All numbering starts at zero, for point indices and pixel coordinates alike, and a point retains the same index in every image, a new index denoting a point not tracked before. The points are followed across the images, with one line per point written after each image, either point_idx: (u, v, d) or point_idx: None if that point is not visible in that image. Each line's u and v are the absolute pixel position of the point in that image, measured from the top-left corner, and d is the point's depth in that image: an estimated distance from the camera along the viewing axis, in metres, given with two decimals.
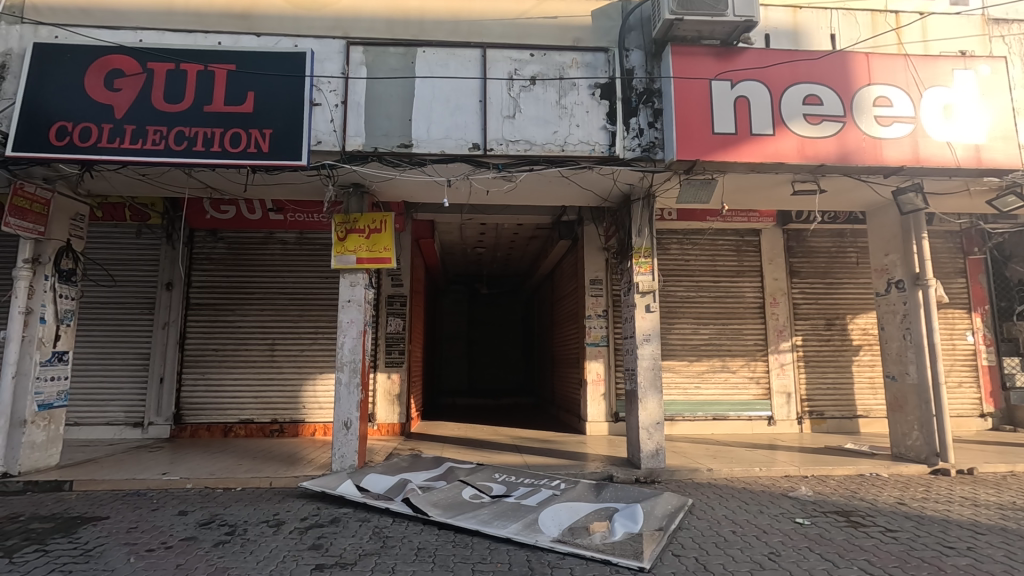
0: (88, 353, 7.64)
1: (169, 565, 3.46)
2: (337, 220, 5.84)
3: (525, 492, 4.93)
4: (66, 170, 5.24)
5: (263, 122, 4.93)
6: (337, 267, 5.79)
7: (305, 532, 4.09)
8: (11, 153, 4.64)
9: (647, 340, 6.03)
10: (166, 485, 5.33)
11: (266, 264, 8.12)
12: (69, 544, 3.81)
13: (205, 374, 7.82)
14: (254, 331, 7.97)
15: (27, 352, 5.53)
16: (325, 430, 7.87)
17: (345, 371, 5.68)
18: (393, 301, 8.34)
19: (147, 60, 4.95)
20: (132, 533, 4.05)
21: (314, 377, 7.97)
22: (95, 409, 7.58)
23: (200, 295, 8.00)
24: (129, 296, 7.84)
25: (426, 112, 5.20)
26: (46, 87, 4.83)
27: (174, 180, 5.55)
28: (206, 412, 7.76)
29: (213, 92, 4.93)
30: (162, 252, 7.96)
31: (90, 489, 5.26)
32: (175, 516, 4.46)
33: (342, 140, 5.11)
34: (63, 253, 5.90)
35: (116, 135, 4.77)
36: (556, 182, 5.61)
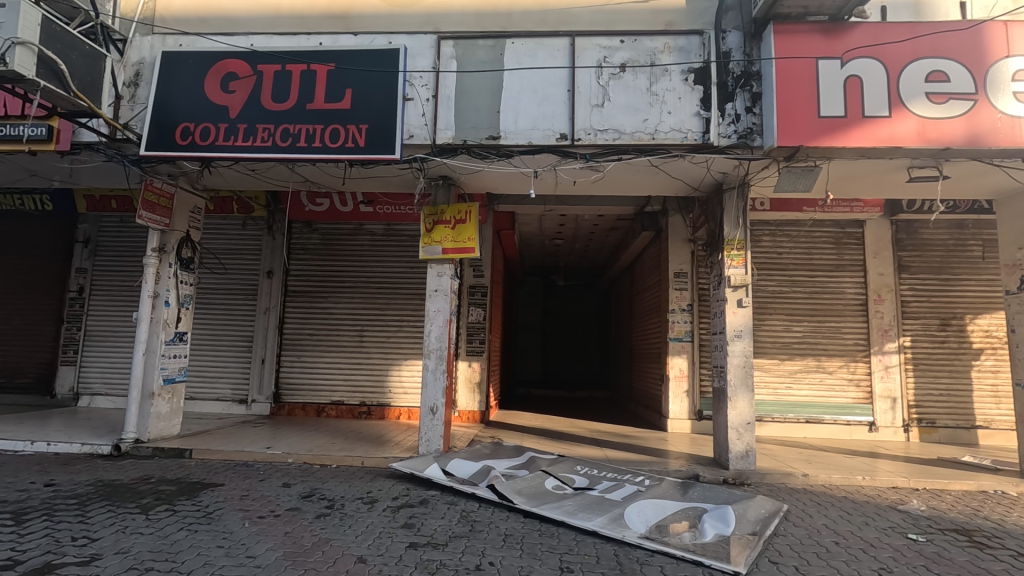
0: (202, 335, 8.40)
1: (278, 532, 3.74)
2: (425, 211, 6.01)
3: (608, 486, 4.89)
4: (189, 167, 5.78)
5: (360, 117, 5.13)
6: (424, 257, 5.99)
7: (397, 511, 4.27)
8: (145, 153, 5.15)
9: (738, 336, 5.76)
10: (270, 458, 5.77)
11: (356, 254, 8.52)
12: (193, 506, 4.22)
13: (301, 357, 8.35)
14: (345, 317, 8.41)
15: (154, 332, 6.13)
16: (409, 414, 8.17)
17: (432, 358, 5.86)
18: (475, 292, 8.50)
19: (257, 62, 5.30)
20: (245, 500, 4.41)
21: (399, 363, 8.29)
22: (207, 385, 8.32)
23: (296, 282, 8.52)
24: (236, 283, 8.52)
25: (514, 103, 5.21)
26: (172, 91, 5.30)
27: (279, 175, 5.94)
28: (302, 392, 8.30)
29: (315, 91, 5.21)
30: (265, 242, 8.57)
31: (206, 458, 5.80)
32: (280, 487, 4.82)
33: (433, 133, 5.25)
34: (184, 244, 6.47)
35: (231, 133, 5.16)
36: (644, 171, 5.46)
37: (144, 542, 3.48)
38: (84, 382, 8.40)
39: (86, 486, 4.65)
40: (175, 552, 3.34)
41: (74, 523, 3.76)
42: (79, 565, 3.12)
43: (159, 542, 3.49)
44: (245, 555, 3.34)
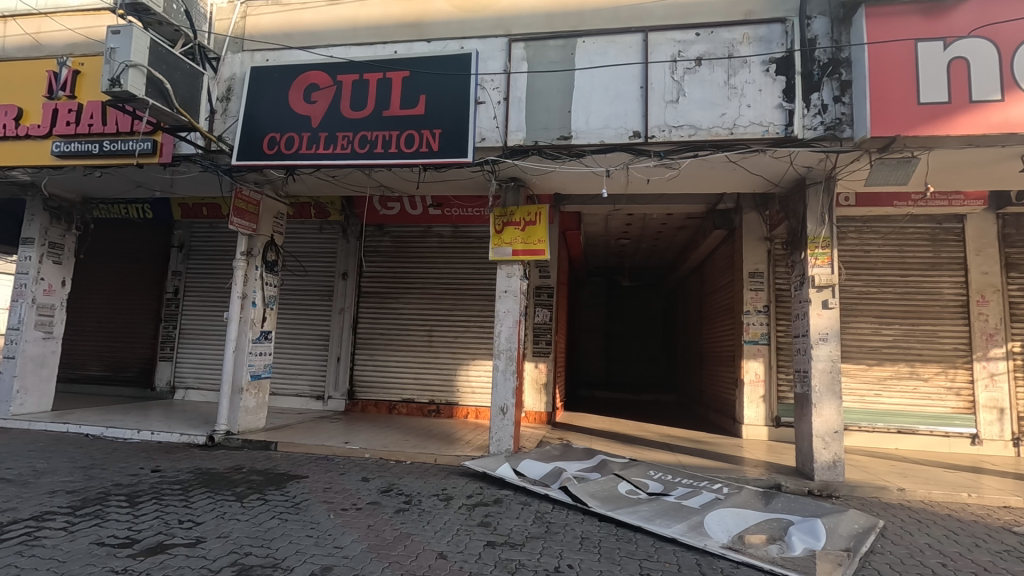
0: (282, 334, 8.87)
1: (362, 525, 3.88)
2: (495, 213, 6.05)
3: (684, 493, 4.75)
4: (274, 175, 6.11)
5: (433, 122, 5.25)
6: (494, 259, 6.03)
7: (473, 509, 4.33)
8: (237, 162, 5.51)
9: (823, 339, 5.44)
10: (348, 453, 6.00)
11: (425, 256, 8.72)
12: (282, 496, 4.46)
13: (373, 355, 8.65)
14: (415, 317, 8.63)
15: (242, 330, 6.52)
16: (477, 413, 8.27)
17: (502, 358, 5.90)
18: (541, 292, 8.51)
19: (337, 73, 5.54)
20: (328, 492, 4.61)
21: (467, 363, 8.39)
22: (288, 382, 8.79)
23: (369, 284, 8.83)
24: (314, 285, 8.94)
25: (585, 102, 5.18)
26: (260, 103, 5.63)
27: (356, 181, 6.17)
28: (374, 389, 8.59)
29: (390, 98, 5.37)
30: (340, 245, 8.94)
31: (290, 450, 6.11)
32: (360, 481, 5.00)
33: (504, 136, 5.29)
34: (268, 247, 6.85)
35: (314, 142, 5.42)
36: (720, 167, 5.26)
37: (241, 527, 3.71)
38: (179, 376, 9.07)
39: (186, 473, 5.02)
40: (269, 539, 3.54)
41: (179, 507, 4.06)
42: (187, 546, 3.37)
43: (254, 528, 3.71)
44: (333, 545, 3.48)
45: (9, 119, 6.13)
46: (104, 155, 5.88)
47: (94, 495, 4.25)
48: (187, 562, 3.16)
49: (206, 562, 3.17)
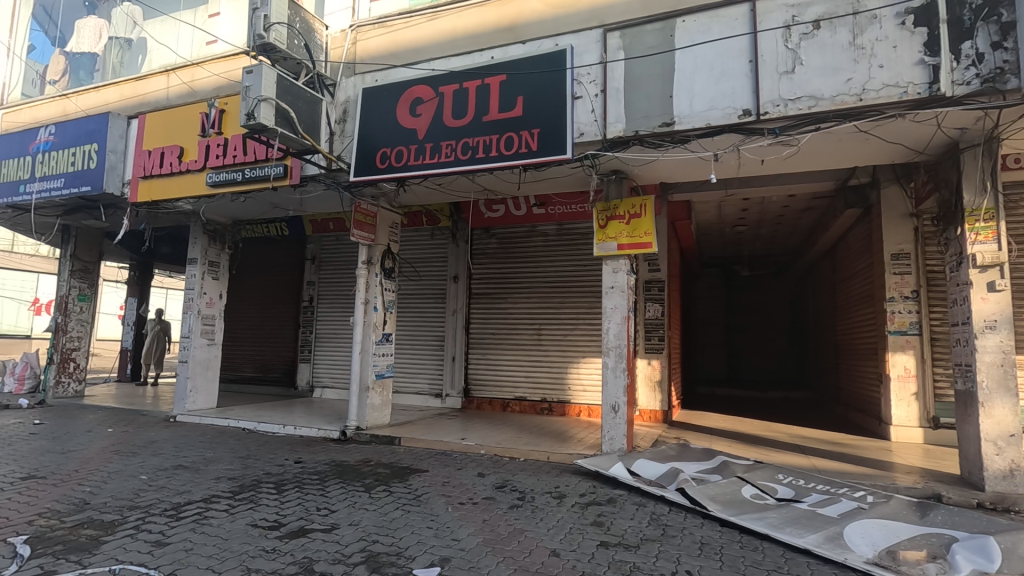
0: (403, 336, 9.47)
1: (477, 519, 4.00)
2: (598, 208, 5.95)
3: (819, 500, 4.33)
4: (387, 187, 6.54)
5: (532, 123, 5.27)
6: (599, 254, 5.93)
7: (586, 508, 4.29)
8: (355, 179, 5.97)
9: (990, 328, 4.68)
10: (465, 449, 6.23)
11: (531, 255, 8.77)
12: (405, 488, 4.75)
13: (486, 355, 8.91)
14: (524, 316, 8.74)
15: (367, 333, 7.04)
16: (589, 412, 8.16)
17: (611, 355, 5.78)
18: (651, 287, 8.22)
19: (439, 85, 5.78)
20: (446, 486, 4.83)
21: (577, 361, 8.32)
22: (409, 380, 9.36)
23: (479, 285, 9.12)
24: (429, 288, 9.43)
25: (688, 84, 4.91)
26: (371, 121, 6.04)
27: (461, 186, 6.38)
28: (488, 388, 8.84)
29: (489, 104, 5.48)
30: (450, 250, 9.32)
31: (412, 445, 6.49)
32: (476, 477, 5.17)
33: (603, 128, 5.19)
34: (386, 255, 7.32)
35: (420, 153, 5.71)
36: (849, 139, 4.73)
37: (370, 516, 4.01)
38: (316, 376, 10.02)
39: (324, 464, 5.53)
40: (394, 529, 3.79)
41: (318, 495, 4.48)
42: (324, 531, 3.71)
43: (381, 518, 3.99)
44: (451, 537, 3.63)
45: (174, 157, 7.17)
46: (246, 182, 6.66)
47: (249, 481, 4.83)
48: (323, 545, 3.47)
49: (340, 546, 3.46)
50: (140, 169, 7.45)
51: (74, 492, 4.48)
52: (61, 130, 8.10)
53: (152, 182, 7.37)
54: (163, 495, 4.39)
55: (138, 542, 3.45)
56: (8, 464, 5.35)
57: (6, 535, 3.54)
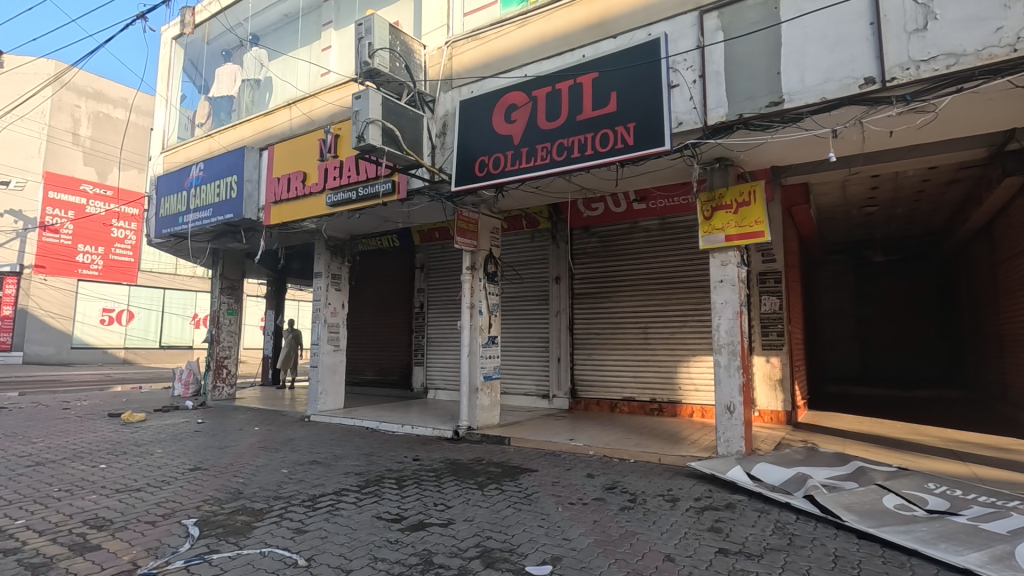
0: (509, 338, 9.70)
1: (588, 519, 3.99)
2: (702, 199, 5.69)
3: (982, 514, 3.77)
4: (487, 194, 6.73)
5: (627, 117, 5.14)
6: (705, 247, 5.66)
7: (702, 512, 4.10)
8: (456, 188, 6.24)
9: None
10: (573, 449, 6.23)
11: (633, 252, 8.57)
12: (516, 487, 4.86)
13: (591, 355, 8.85)
14: (628, 314, 8.56)
15: (474, 336, 7.29)
16: (703, 412, 7.78)
17: (724, 353, 5.49)
18: (766, 279, 7.67)
19: (532, 89, 5.84)
20: (556, 486, 4.86)
21: (686, 359, 7.97)
22: (516, 381, 9.56)
23: (582, 285, 9.08)
24: (532, 290, 9.56)
25: (798, 58, 4.54)
26: (469, 132, 6.27)
27: (559, 187, 6.40)
28: (595, 388, 8.77)
29: (583, 102, 5.44)
30: (551, 251, 9.38)
31: (521, 445, 6.60)
32: (585, 477, 5.14)
33: (703, 114, 4.95)
34: (489, 260, 7.53)
35: (517, 158, 5.82)
36: (1002, 96, 4.09)
37: (483, 513, 4.15)
38: (429, 378, 10.54)
39: (439, 462, 5.81)
40: (506, 526, 3.89)
41: (434, 491, 4.72)
42: (441, 525, 3.90)
43: (493, 515, 4.11)
44: (562, 537, 3.65)
45: (299, 182, 7.93)
46: (360, 199, 7.20)
47: (374, 476, 5.21)
48: (441, 539, 3.65)
49: (456, 541, 3.62)
50: (272, 195, 8.33)
51: (230, 482, 5.12)
52: (208, 166, 9.28)
53: (282, 206, 8.21)
54: (301, 488, 4.87)
55: (282, 529, 3.86)
56: (180, 456, 6.23)
57: (180, 517, 4.13)
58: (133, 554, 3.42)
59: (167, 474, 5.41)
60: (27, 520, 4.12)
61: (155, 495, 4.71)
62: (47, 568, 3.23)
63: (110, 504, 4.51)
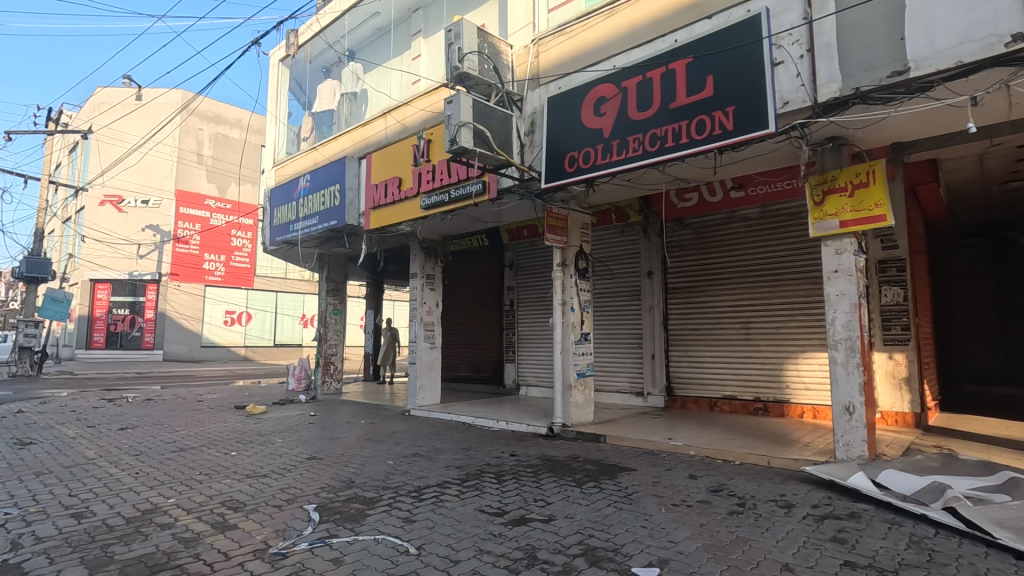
0: (600, 334, 9.58)
1: (694, 522, 3.83)
2: (811, 182, 5.29)
3: None
4: (577, 190, 6.67)
5: (726, 101, 4.87)
6: (816, 235, 5.25)
7: (822, 521, 3.81)
8: (546, 185, 6.25)
9: None
10: (673, 449, 6.02)
11: (731, 243, 8.13)
12: (615, 485, 4.78)
13: (688, 351, 8.51)
14: (728, 309, 8.14)
15: (566, 333, 7.27)
16: (815, 413, 7.23)
17: (841, 349, 5.06)
18: (887, 267, 6.97)
19: (621, 80, 5.71)
20: (657, 487, 4.72)
21: (794, 356, 7.44)
22: (609, 378, 9.43)
23: (676, 279, 8.76)
24: (623, 286, 9.37)
25: (926, 20, 4.07)
26: (558, 128, 6.25)
27: (652, 179, 6.21)
28: (692, 385, 8.43)
29: (676, 89, 5.23)
30: (642, 245, 9.13)
31: (618, 444, 6.48)
32: (688, 478, 4.96)
33: (813, 91, 4.57)
34: (579, 256, 7.47)
35: (607, 151, 5.72)
36: None
37: (583, 511, 4.12)
38: (521, 375, 10.65)
39: (535, 458, 5.85)
40: (608, 525, 3.83)
41: (533, 487, 4.76)
42: (542, 521, 3.92)
43: (594, 513, 4.07)
44: (667, 539, 3.54)
45: (395, 188, 8.32)
46: (452, 201, 7.41)
47: (474, 470, 5.35)
48: (543, 535, 3.67)
49: (558, 537, 3.62)
50: (371, 201, 8.80)
51: (343, 471, 5.48)
52: (314, 177, 9.98)
53: (380, 211, 8.64)
54: (407, 479, 5.11)
55: (392, 517, 4.06)
56: (297, 446, 6.76)
57: (302, 502, 4.48)
58: (265, 535, 3.76)
59: (288, 462, 5.88)
60: (176, 499, 4.66)
61: (279, 481, 5.15)
62: (196, 543, 3.64)
63: (242, 487, 4.98)
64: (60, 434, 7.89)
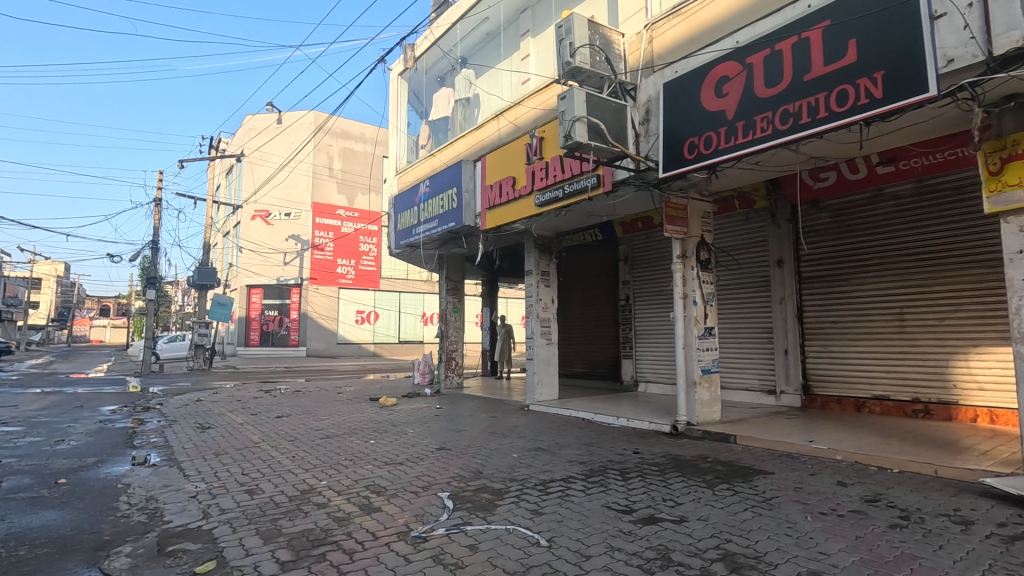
0: (725, 328, 9.09)
1: (848, 534, 3.49)
2: (985, 150, 4.58)
3: None
4: (697, 177, 6.34)
5: (872, 66, 4.35)
6: (993, 210, 4.55)
7: (1012, 542, 3.28)
8: (665, 174, 6.02)
9: None
10: (816, 452, 5.53)
11: (878, 225, 7.27)
12: (751, 489, 4.48)
13: (828, 346, 7.77)
14: (876, 299, 7.30)
15: (688, 328, 6.96)
16: (992, 417, 6.22)
17: None
18: None
19: (746, 56, 5.34)
20: (801, 493, 4.35)
21: (963, 351, 6.47)
22: (737, 375, 8.89)
23: (811, 267, 8.03)
24: (750, 276, 8.78)
25: None
26: (676, 114, 6.00)
27: (783, 160, 5.74)
28: (834, 384, 7.69)
29: (811, 59, 4.77)
30: (769, 232, 8.49)
31: (750, 445, 6.09)
32: (837, 485, 4.52)
33: (986, 44, 3.92)
34: (701, 247, 7.12)
35: (732, 134, 5.38)
36: None
37: (718, 514, 3.92)
38: (640, 371, 10.38)
39: (661, 457, 5.67)
40: (747, 530, 3.61)
41: (661, 486, 4.62)
42: (673, 522, 3.79)
43: (730, 517, 3.85)
44: (817, 550, 3.26)
45: (509, 187, 8.50)
46: (566, 197, 7.40)
47: (598, 466, 5.32)
48: (676, 536, 3.55)
49: (692, 540, 3.48)
50: (487, 202, 9.06)
51: (471, 462, 5.71)
52: (433, 182, 10.51)
53: (495, 211, 8.88)
54: (532, 472, 5.21)
55: (521, 509, 4.16)
56: (427, 437, 7.18)
57: (436, 490, 4.74)
58: (406, 518, 4.03)
59: (421, 452, 6.26)
60: (327, 481, 5.17)
61: (414, 469, 5.50)
62: (347, 522, 4.00)
63: (382, 473, 5.39)
64: (231, 420, 9.09)
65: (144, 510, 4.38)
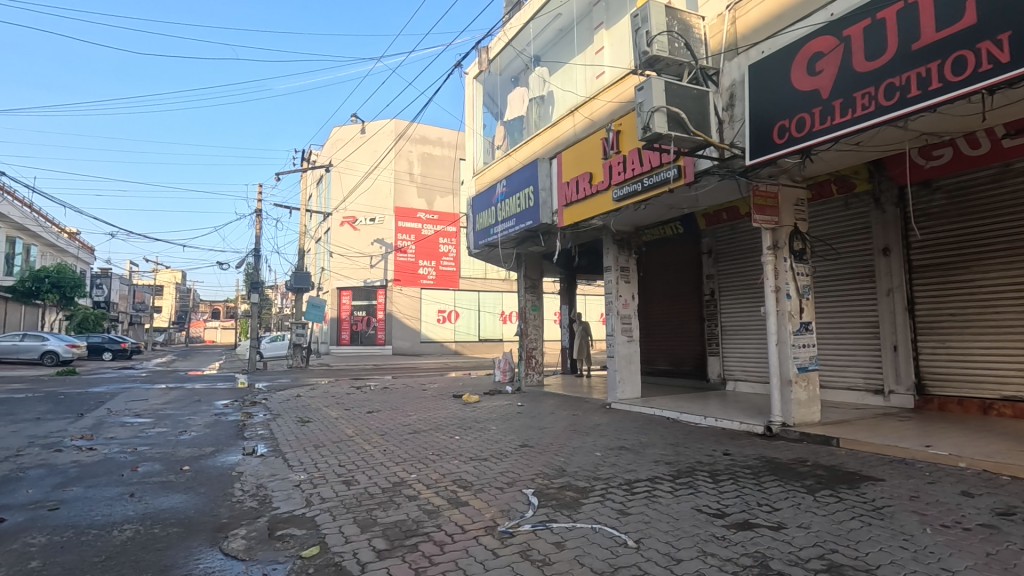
0: (824, 323, 8.50)
1: (976, 550, 3.14)
2: None
3: None
4: (789, 163, 5.95)
5: (995, 28, 3.87)
6: None
7: None
8: (752, 160, 5.72)
9: None
10: (934, 459, 5.02)
11: (1005, 205, 6.48)
12: (858, 496, 4.15)
13: (945, 342, 7.02)
14: (1003, 288, 6.50)
15: (782, 323, 6.56)
16: None
17: None
18: None
19: (843, 28, 4.94)
20: (917, 503, 3.97)
21: None
22: (839, 374, 8.28)
23: (923, 255, 7.30)
24: (851, 267, 8.13)
25: None
26: (763, 96, 5.67)
27: (889, 138, 5.26)
28: (954, 383, 6.95)
29: (920, 25, 4.33)
30: (873, 217, 7.81)
31: (855, 448, 5.63)
32: (961, 495, 4.08)
33: None
34: (794, 237, 6.68)
35: (827, 114, 5.00)
36: None
37: (820, 522, 3.66)
38: (728, 369, 9.91)
39: (754, 459, 5.38)
40: (855, 541, 3.34)
41: (756, 490, 4.39)
42: (771, 528, 3.59)
43: (835, 525, 3.59)
44: (939, 566, 2.96)
45: (586, 183, 8.40)
46: (646, 190, 7.21)
47: (685, 468, 5.14)
48: (774, 543, 3.36)
49: (793, 548, 3.28)
50: (564, 199, 9.02)
51: (554, 460, 5.72)
52: (510, 182, 10.61)
53: (573, 208, 8.82)
54: (617, 471, 5.13)
55: (606, 508, 4.11)
56: (509, 434, 7.28)
57: (521, 487, 4.78)
58: (492, 513, 4.11)
59: (504, 448, 6.36)
60: (417, 475, 5.37)
61: (498, 465, 5.59)
62: (437, 515, 4.13)
63: (467, 469, 5.53)
64: (327, 414, 9.69)
65: (255, 496, 4.78)
